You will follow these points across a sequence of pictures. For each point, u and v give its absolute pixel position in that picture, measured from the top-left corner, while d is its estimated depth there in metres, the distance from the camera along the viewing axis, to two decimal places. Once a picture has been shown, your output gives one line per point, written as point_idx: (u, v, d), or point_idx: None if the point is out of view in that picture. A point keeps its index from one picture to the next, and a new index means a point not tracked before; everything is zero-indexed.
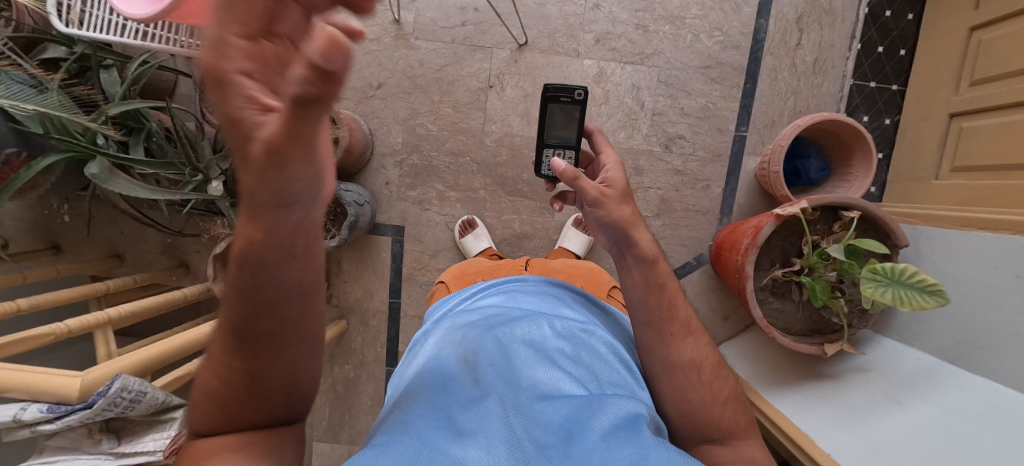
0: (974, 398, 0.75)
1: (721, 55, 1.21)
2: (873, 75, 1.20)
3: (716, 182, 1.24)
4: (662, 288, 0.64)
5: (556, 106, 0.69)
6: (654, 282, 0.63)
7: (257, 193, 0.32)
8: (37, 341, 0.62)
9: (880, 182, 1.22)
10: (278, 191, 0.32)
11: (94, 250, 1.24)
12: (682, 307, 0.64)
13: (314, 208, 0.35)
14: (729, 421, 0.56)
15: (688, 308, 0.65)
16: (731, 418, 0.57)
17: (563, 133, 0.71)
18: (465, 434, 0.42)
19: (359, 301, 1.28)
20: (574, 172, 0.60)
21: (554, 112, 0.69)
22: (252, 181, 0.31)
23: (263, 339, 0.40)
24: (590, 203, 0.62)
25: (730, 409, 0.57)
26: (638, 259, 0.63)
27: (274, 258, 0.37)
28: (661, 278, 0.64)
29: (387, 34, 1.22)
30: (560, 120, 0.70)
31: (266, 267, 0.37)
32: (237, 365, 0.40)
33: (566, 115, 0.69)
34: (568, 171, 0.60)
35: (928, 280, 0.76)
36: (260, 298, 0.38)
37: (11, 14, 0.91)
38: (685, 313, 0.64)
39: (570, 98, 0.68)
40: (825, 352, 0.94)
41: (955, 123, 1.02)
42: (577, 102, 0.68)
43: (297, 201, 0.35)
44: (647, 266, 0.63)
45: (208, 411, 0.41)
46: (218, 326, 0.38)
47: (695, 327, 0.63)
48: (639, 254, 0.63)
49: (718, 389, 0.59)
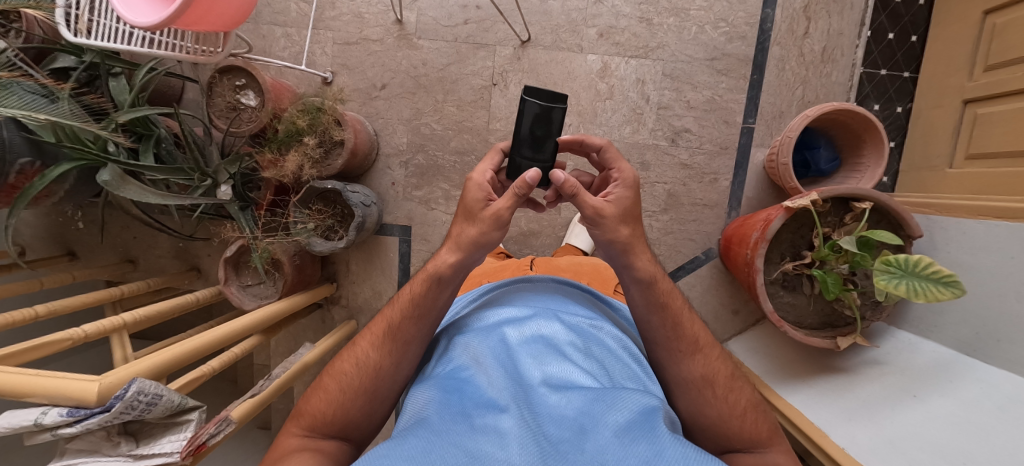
0: (992, 391, 0.73)
1: (727, 46, 1.19)
2: (884, 62, 1.18)
3: (724, 176, 1.23)
4: (665, 307, 0.62)
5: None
6: (655, 302, 0.62)
7: (467, 236, 0.60)
8: (55, 347, 0.60)
9: (892, 172, 1.20)
10: (481, 237, 0.59)
11: (108, 255, 1.26)
12: (688, 321, 0.63)
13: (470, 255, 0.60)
14: (751, 431, 0.56)
15: (695, 322, 0.64)
16: (753, 428, 0.57)
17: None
18: (480, 429, 0.42)
19: (369, 302, 1.29)
20: (570, 185, 0.58)
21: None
22: (471, 228, 0.60)
23: (385, 352, 0.59)
24: (587, 221, 0.59)
25: (751, 419, 0.57)
26: (636, 280, 0.61)
27: (438, 287, 0.60)
28: (661, 297, 0.62)
29: (389, 35, 1.22)
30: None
31: (413, 296, 0.60)
32: (368, 363, 0.59)
33: None
34: (565, 183, 0.58)
35: (942, 270, 0.74)
36: (415, 317, 0.60)
37: (20, 25, 0.92)
38: (692, 327, 0.63)
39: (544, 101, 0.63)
40: (838, 346, 0.93)
41: (970, 110, 1.00)
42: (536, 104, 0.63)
43: (452, 251, 0.60)
44: (645, 286, 0.61)
45: (331, 392, 0.58)
46: (376, 330, 0.61)
47: (703, 342, 0.62)
48: (637, 275, 0.61)
49: (734, 401, 0.58)
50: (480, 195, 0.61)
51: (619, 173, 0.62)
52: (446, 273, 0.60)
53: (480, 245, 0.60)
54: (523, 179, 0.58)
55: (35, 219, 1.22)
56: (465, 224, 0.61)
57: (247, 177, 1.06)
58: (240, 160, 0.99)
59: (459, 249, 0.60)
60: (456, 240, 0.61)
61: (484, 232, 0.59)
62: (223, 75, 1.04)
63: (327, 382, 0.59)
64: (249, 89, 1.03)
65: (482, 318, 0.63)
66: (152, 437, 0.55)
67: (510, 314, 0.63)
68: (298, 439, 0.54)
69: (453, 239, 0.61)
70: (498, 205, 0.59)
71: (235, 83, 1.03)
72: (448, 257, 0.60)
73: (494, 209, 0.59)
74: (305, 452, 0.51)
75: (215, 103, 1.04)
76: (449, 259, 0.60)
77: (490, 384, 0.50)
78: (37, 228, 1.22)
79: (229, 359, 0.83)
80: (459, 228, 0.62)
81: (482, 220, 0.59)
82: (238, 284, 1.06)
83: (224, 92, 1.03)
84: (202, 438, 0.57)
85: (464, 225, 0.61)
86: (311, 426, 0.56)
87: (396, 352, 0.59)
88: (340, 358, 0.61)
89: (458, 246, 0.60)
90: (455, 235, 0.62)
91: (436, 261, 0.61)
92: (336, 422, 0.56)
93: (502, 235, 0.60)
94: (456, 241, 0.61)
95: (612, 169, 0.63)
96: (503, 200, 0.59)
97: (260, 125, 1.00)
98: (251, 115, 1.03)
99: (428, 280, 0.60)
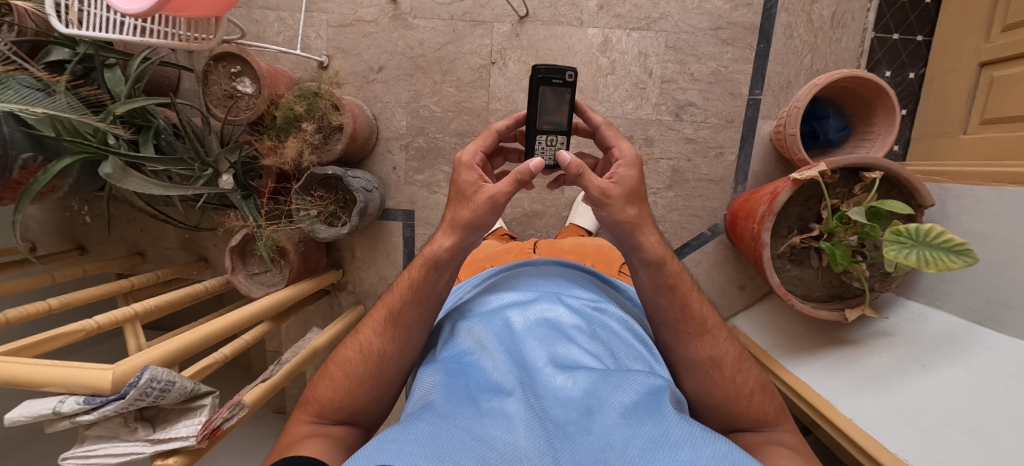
0: (1003, 360, 0.72)
1: (732, 14, 1.15)
2: (896, 26, 1.14)
3: (730, 149, 1.20)
4: (674, 288, 0.61)
5: (549, 89, 0.64)
6: (664, 283, 0.61)
7: (461, 221, 0.59)
8: (70, 338, 0.61)
9: (904, 140, 1.17)
10: (474, 221, 0.58)
11: (117, 248, 1.27)
12: (698, 303, 0.62)
13: (468, 239, 0.59)
14: (757, 411, 0.57)
15: (703, 303, 0.63)
16: (760, 409, 0.57)
17: (555, 118, 0.66)
18: (486, 412, 0.42)
19: (375, 286, 1.30)
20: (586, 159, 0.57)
21: (546, 96, 0.65)
22: (464, 210, 0.59)
23: (388, 339, 0.59)
24: (597, 197, 0.58)
25: (758, 399, 0.58)
26: (646, 262, 0.60)
27: (437, 272, 0.60)
28: (671, 279, 0.61)
29: (384, 15, 1.19)
30: (553, 103, 0.65)
31: (414, 283, 0.60)
32: (372, 350, 0.59)
33: (557, 98, 0.65)
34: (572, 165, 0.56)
35: (954, 239, 0.72)
36: (416, 302, 0.60)
37: (12, 19, 0.91)
38: (701, 309, 0.62)
39: (561, 80, 0.64)
40: (846, 318, 0.92)
41: (986, 73, 0.96)
42: (567, 84, 0.64)
43: (451, 235, 0.59)
44: (654, 268, 0.60)
45: (337, 379, 0.59)
46: (379, 315, 0.61)
47: (712, 323, 0.62)
48: (646, 257, 0.60)
49: (742, 382, 0.58)
50: (472, 177, 0.61)
51: (621, 151, 0.62)
52: (446, 258, 0.59)
53: (480, 225, 0.59)
54: (524, 167, 0.57)
55: (42, 215, 1.23)
56: (457, 202, 0.61)
57: (249, 164, 1.05)
58: (239, 147, 0.97)
59: (454, 232, 0.59)
60: (454, 222, 0.60)
61: (478, 214, 0.58)
62: (217, 63, 1.02)
63: (332, 370, 0.60)
64: (245, 76, 1.02)
65: (485, 303, 0.63)
66: (168, 422, 0.57)
67: (514, 298, 0.63)
68: (307, 427, 0.56)
69: (449, 223, 0.60)
70: (496, 189, 0.58)
71: (230, 70, 1.02)
72: (445, 238, 0.60)
73: (489, 194, 0.58)
74: (315, 439, 0.53)
75: (211, 92, 1.02)
76: (445, 243, 0.59)
77: (495, 368, 0.50)
78: (45, 224, 1.23)
79: (240, 346, 0.84)
80: (455, 205, 0.61)
81: (476, 202, 0.59)
82: (245, 272, 1.06)
83: (219, 79, 1.02)
84: (216, 421, 0.58)
85: (456, 207, 0.61)
86: (319, 413, 0.57)
87: (399, 338, 0.60)
88: (344, 346, 0.62)
89: (453, 229, 0.59)
90: (451, 219, 0.60)
91: (432, 245, 0.60)
92: (344, 408, 0.58)
93: (496, 220, 0.60)
94: (454, 226, 0.60)
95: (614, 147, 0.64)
96: (501, 183, 0.58)
97: (256, 111, 0.99)
98: (248, 102, 1.02)
99: (427, 265, 0.60)
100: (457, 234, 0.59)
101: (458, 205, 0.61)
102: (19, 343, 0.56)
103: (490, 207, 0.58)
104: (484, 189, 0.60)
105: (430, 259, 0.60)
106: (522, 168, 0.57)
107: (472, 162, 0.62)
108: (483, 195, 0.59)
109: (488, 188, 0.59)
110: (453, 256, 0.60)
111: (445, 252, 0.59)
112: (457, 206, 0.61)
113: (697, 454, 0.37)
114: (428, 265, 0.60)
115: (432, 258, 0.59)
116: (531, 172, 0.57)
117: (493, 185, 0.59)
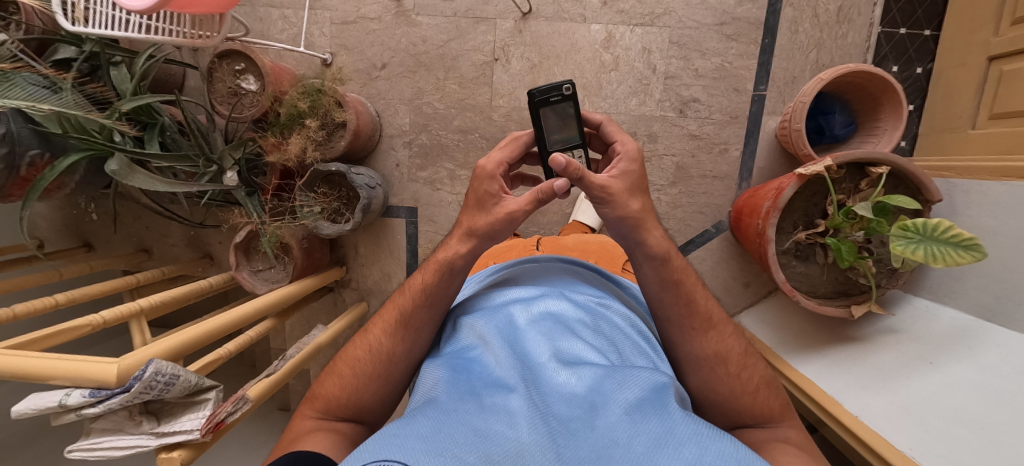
0: (1011, 356, 0.71)
1: (737, 9, 1.15)
2: (903, 21, 1.13)
3: (734, 145, 1.19)
4: (679, 284, 0.61)
5: (549, 109, 0.63)
6: (669, 279, 0.60)
7: (474, 222, 0.59)
8: (76, 334, 0.61)
9: (911, 136, 1.16)
10: (490, 230, 0.59)
11: (123, 245, 1.28)
12: (702, 298, 0.62)
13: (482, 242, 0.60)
14: (762, 407, 0.57)
15: (708, 298, 0.63)
16: (765, 405, 0.57)
17: (564, 135, 0.65)
18: (489, 408, 0.42)
19: (378, 283, 1.30)
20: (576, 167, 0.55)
21: (548, 116, 0.64)
22: (481, 220, 0.59)
23: (398, 340, 0.59)
24: (601, 194, 0.58)
25: (763, 396, 0.57)
26: (649, 256, 0.60)
27: (450, 277, 0.60)
28: (675, 274, 0.60)
29: (387, 12, 1.19)
30: (556, 122, 0.64)
31: (428, 286, 0.60)
32: (381, 349, 0.59)
33: (560, 115, 0.64)
34: (569, 167, 0.55)
35: (962, 233, 0.72)
36: (425, 303, 0.60)
37: (19, 18, 0.91)
38: (706, 304, 0.61)
39: (560, 96, 0.62)
40: (852, 315, 0.91)
41: (995, 67, 0.94)
42: (567, 98, 0.63)
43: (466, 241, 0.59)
44: (659, 263, 0.60)
45: (345, 378, 0.59)
46: (389, 317, 0.61)
47: (717, 319, 0.61)
48: (650, 252, 0.59)
49: (747, 378, 0.58)
50: (494, 186, 0.60)
51: (623, 146, 0.62)
52: (461, 264, 0.60)
53: (500, 236, 0.60)
54: (549, 186, 0.57)
55: (49, 212, 1.24)
56: (475, 210, 0.61)
57: (253, 161, 1.06)
58: (244, 145, 0.97)
59: (465, 229, 0.59)
60: (473, 230, 0.60)
61: (492, 224, 0.58)
62: (221, 61, 1.03)
63: (340, 367, 0.60)
64: (249, 74, 1.02)
65: (488, 299, 0.63)
66: (172, 416, 0.57)
67: (518, 294, 0.63)
68: (313, 422, 0.56)
69: (467, 229, 0.60)
70: (517, 205, 0.58)
71: (235, 68, 1.02)
72: (457, 242, 0.60)
73: (509, 208, 0.58)
74: (321, 436, 0.53)
75: (215, 89, 1.03)
76: (462, 250, 0.59)
77: (498, 363, 0.50)
78: (52, 221, 1.24)
79: (245, 341, 0.84)
80: (472, 213, 0.61)
81: (494, 215, 0.59)
82: (249, 269, 1.07)
83: (224, 77, 1.02)
84: (221, 415, 0.58)
85: (474, 215, 0.60)
86: (325, 409, 0.58)
87: (408, 338, 0.60)
88: (353, 345, 0.62)
89: (470, 237, 0.59)
90: (469, 228, 0.60)
91: (447, 250, 0.60)
92: (350, 405, 0.58)
93: (513, 233, 0.61)
94: (469, 232, 0.60)
95: (615, 142, 0.64)
96: (523, 199, 0.58)
97: (261, 109, 0.99)
98: (252, 100, 1.02)
99: (443, 271, 0.59)
100: (472, 238, 0.59)
101: (472, 217, 0.60)
102: (25, 338, 0.56)
103: (511, 222, 0.59)
104: (504, 202, 0.59)
105: (446, 265, 0.59)
106: (545, 185, 0.57)
107: (495, 169, 0.60)
108: (505, 210, 0.59)
109: (508, 201, 0.59)
110: (467, 259, 0.60)
111: (458, 257, 0.59)
112: (472, 217, 0.60)
113: (702, 452, 0.37)
114: (444, 270, 0.59)
115: (447, 265, 0.59)
116: (554, 191, 0.57)
117: (513, 198, 0.59)
